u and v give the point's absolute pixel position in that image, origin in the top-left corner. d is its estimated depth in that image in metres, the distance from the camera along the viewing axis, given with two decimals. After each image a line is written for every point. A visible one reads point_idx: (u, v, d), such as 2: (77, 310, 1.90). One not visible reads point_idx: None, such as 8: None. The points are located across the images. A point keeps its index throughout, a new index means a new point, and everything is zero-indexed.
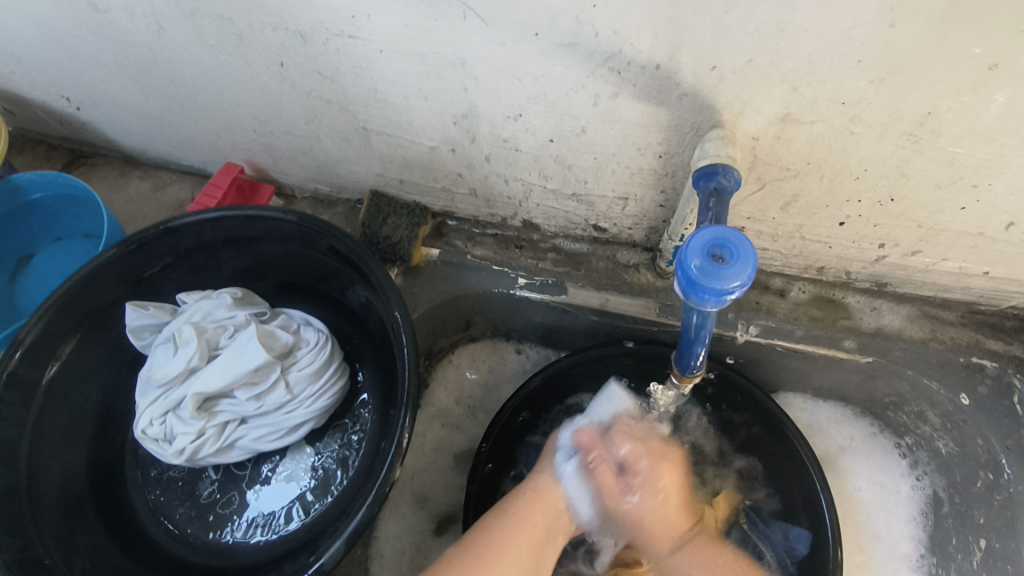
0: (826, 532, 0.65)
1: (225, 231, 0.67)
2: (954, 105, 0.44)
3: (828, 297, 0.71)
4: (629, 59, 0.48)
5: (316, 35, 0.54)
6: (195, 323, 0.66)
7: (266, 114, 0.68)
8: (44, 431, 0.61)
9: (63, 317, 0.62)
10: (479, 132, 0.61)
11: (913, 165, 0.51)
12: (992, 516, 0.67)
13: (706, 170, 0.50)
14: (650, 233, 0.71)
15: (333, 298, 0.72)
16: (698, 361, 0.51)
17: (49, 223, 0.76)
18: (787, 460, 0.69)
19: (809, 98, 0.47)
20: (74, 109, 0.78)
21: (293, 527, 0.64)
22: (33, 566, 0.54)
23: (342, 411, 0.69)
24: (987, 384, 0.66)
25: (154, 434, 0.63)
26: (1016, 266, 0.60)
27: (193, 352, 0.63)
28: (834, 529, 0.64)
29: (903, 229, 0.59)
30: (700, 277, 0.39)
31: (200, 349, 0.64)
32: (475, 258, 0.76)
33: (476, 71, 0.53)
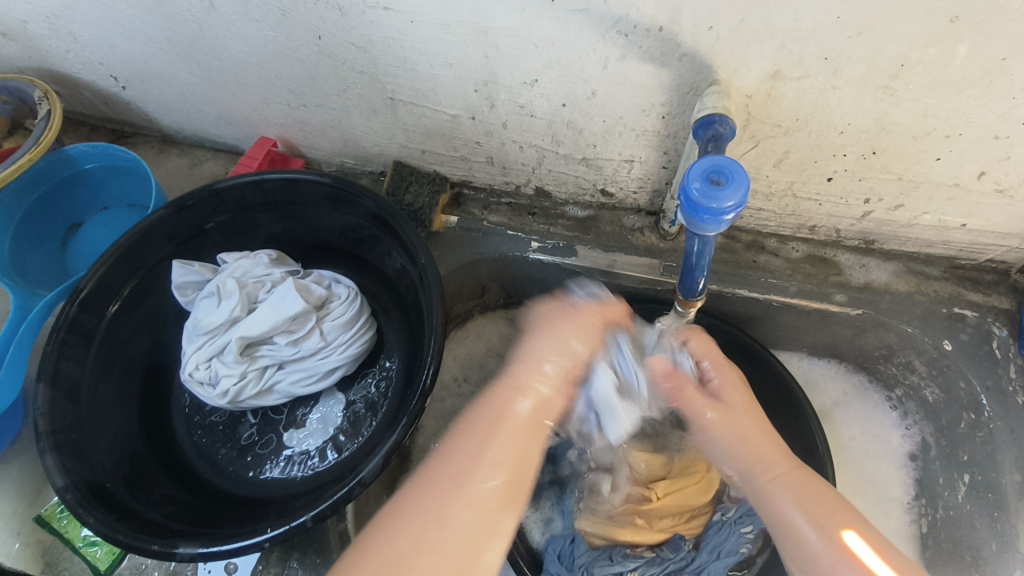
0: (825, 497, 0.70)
1: (263, 195, 0.72)
2: (923, 56, 0.50)
3: (820, 256, 0.76)
4: (636, 23, 0.54)
5: (354, 7, 0.60)
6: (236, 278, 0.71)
7: (301, 87, 0.74)
8: (100, 370, 0.67)
9: (116, 269, 0.68)
10: (498, 98, 0.67)
11: (890, 117, 0.57)
12: (975, 452, 0.71)
13: (705, 120, 0.56)
14: (654, 197, 0.77)
15: (364, 260, 0.78)
16: (702, 276, 0.56)
17: (98, 193, 0.82)
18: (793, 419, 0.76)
19: (796, 55, 0.53)
20: (120, 89, 0.84)
21: (327, 464, 0.70)
22: (97, 486, 0.60)
23: (370, 361, 0.75)
24: (968, 332, 0.72)
25: (202, 379, 0.69)
26: (990, 217, 0.66)
27: (228, 305, 0.69)
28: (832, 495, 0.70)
29: (886, 183, 0.65)
30: (701, 200, 0.44)
31: (230, 304, 0.69)
32: (490, 224, 0.83)
33: (497, 38, 0.59)
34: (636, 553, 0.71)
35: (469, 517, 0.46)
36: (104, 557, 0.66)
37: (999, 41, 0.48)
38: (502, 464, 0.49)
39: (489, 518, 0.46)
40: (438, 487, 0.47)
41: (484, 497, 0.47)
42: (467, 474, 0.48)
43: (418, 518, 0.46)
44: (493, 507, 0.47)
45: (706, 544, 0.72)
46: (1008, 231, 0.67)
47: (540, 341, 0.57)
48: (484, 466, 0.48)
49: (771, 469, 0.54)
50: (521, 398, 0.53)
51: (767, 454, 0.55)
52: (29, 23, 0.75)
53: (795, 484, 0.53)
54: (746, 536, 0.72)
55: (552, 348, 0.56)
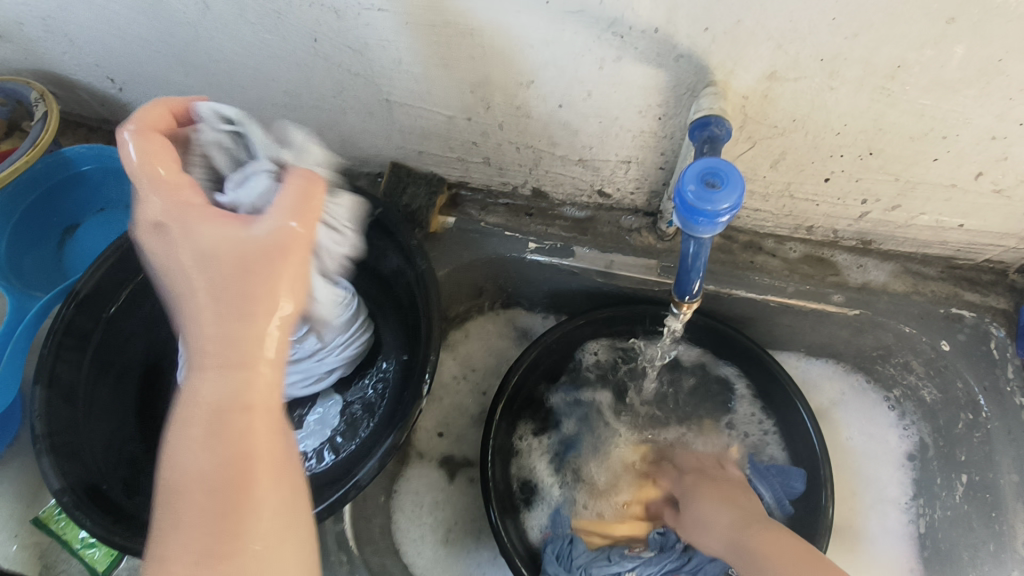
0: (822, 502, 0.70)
1: None
2: (920, 57, 0.50)
3: (818, 256, 0.76)
4: (631, 24, 0.54)
5: (349, 9, 0.60)
6: None
7: (298, 89, 0.74)
8: (97, 372, 0.67)
9: (114, 271, 0.68)
10: (494, 100, 0.67)
11: (887, 118, 0.57)
12: (972, 452, 0.71)
13: (701, 122, 0.55)
14: (652, 198, 0.77)
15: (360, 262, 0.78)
16: (698, 277, 0.56)
17: (95, 195, 0.83)
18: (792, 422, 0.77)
19: (792, 56, 0.53)
20: (117, 90, 0.84)
21: (324, 466, 0.70)
22: (94, 489, 0.60)
23: (367, 362, 0.75)
24: (966, 332, 0.72)
25: None
26: (988, 217, 0.66)
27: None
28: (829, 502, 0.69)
29: (883, 183, 0.65)
30: (696, 202, 0.44)
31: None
32: (488, 225, 0.82)
33: (493, 39, 0.59)
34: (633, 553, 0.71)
35: (257, 523, 0.38)
36: (102, 559, 0.67)
37: (996, 41, 0.47)
38: (202, 449, 0.39)
39: (216, 516, 0.37)
40: (205, 478, 0.38)
41: (215, 493, 0.38)
42: (222, 462, 0.38)
43: (225, 506, 0.38)
44: (251, 505, 0.38)
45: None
46: (1006, 231, 0.67)
47: (224, 286, 0.42)
48: (192, 462, 0.39)
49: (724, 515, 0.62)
50: (263, 365, 0.41)
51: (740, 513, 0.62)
52: (25, 25, 0.75)
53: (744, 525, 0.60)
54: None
55: (218, 300, 0.42)
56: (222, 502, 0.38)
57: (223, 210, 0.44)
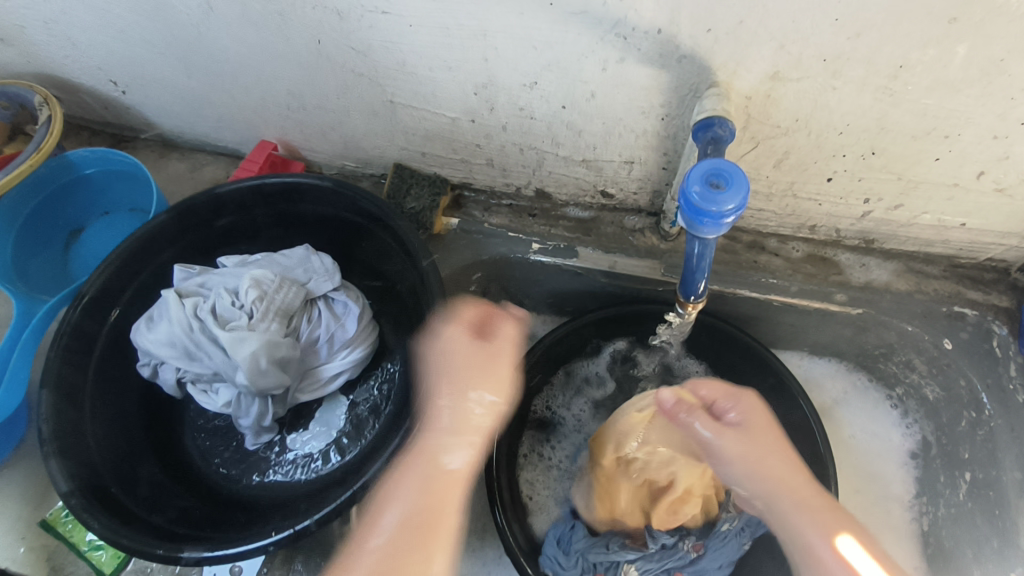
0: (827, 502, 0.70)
1: (264, 198, 0.73)
2: (922, 57, 0.50)
3: (821, 255, 0.77)
4: (635, 25, 0.54)
5: (354, 11, 0.60)
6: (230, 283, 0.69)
7: (302, 91, 0.74)
8: (103, 375, 0.67)
9: (119, 274, 0.68)
10: (498, 101, 0.68)
11: (890, 118, 0.57)
12: (976, 450, 0.71)
13: (705, 123, 0.56)
14: (654, 198, 0.77)
15: (363, 263, 0.78)
16: (702, 279, 0.56)
17: (99, 198, 0.83)
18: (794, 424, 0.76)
19: (794, 56, 0.53)
20: (120, 93, 0.84)
21: (330, 467, 0.70)
22: (101, 490, 0.60)
23: (373, 364, 0.75)
24: (969, 330, 0.72)
25: (203, 385, 0.68)
26: (990, 216, 0.66)
27: (245, 362, 0.63)
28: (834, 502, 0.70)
29: (886, 183, 0.65)
30: (701, 203, 0.44)
31: (249, 360, 0.63)
32: (491, 226, 0.83)
33: (496, 41, 0.59)
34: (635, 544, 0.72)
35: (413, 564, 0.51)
36: (110, 561, 0.67)
37: (998, 41, 0.48)
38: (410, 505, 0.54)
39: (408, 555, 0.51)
40: (410, 522, 0.53)
41: (414, 538, 0.52)
42: (420, 515, 0.53)
43: (415, 540, 0.52)
44: (408, 552, 0.51)
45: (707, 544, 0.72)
46: (1008, 230, 0.68)
47: (443, 434, 0.56)
48: (393, 508, 0.54)
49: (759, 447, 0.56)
50: (452, 482, 0.55)
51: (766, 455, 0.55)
52: (28, 29, 0.75)
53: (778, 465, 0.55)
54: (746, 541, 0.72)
55: (453, 404, 0.58)
56: (400, 554, 0.51)
57: (471, 324, 0.62)
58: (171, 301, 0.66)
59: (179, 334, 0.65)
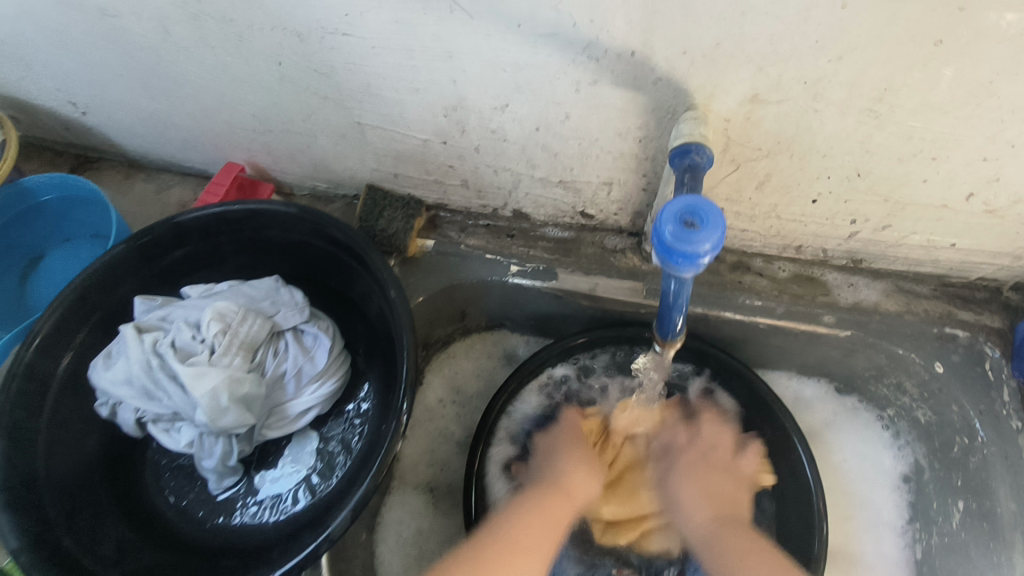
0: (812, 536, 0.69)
1: (229, 226, 0.70)
2: (908, 80, 0.48)
3: (807, 275, 0.74)
4: (606, 47, 0.51)
5: (313, 33, 0.57)
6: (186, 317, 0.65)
7: (266, 114, 0.71)
8: (58, 416, 0.64)
9: (75, 309, 0.65)
10: (469, 123, 0.65)
11: (875, 139, 0.54)
12: (969, 477, 0.69)
13: (681, 149, 0.53)
14: (635, 219, 0.75)
15: (333, 290, 0.75)
16: (679, 319, 0.54)
17: (58, 225, 0.79)
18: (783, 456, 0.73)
19: (774, 78, 0.50)
20: (81, 114, 0.81)
21: (300, 508, 0.67)
22: (51, 546, 0.57)
23: (345, 397, 0.72)
24: (960, 352, 0.70)
25: (165, 424, 0.64)
26: (980, 237, 0.64)
27: (205, 400, 0.60)
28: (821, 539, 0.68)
29: (872, 205, 0.63)
30: (674, 243, 0.42)
31: (209, 398, 0.60)
32: (469, 247, 0.80)
33: (464, 63, 0.57)
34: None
35: None
36: None
37: (986, 64, 0.45)
38: (499, 545, 0.60)
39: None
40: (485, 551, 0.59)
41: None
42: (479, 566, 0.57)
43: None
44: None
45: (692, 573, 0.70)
46: (999, 251, 0.65)
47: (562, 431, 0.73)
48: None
49: (717, 519, 0.64)
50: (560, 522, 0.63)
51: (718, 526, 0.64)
52: None
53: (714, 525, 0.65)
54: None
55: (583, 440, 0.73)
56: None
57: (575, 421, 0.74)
58: (129, 337, 0.63)
59: (136, 373, 0.62)
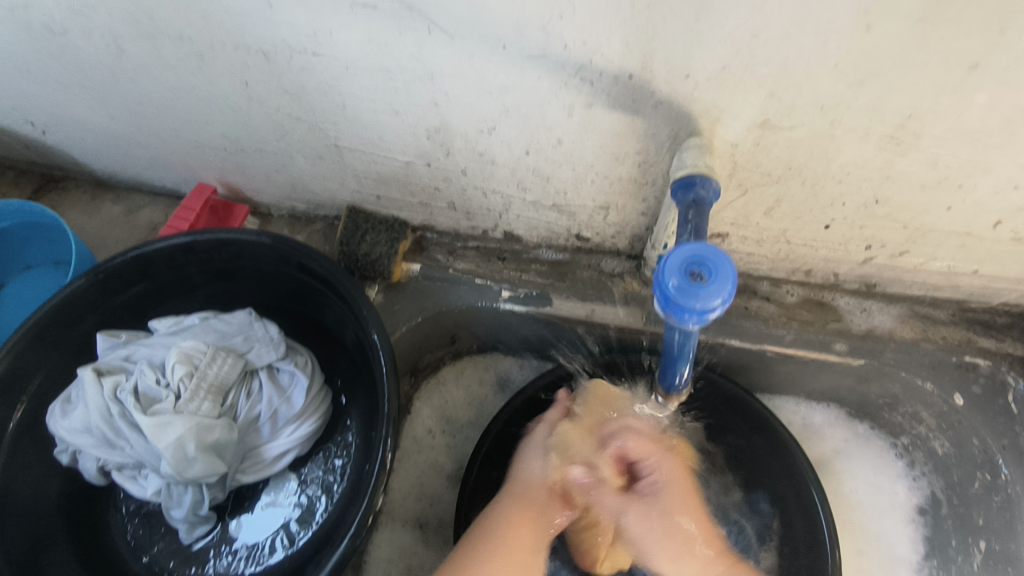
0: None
1: (197, 256, 0.65)
2: (936, 106, 0.43)
3: (817, 300, 0.70)
4: (601, 69, 0.46)
5: (279, 52, 0.52)
6: (151, 358, 0.61)
7: (236, 134, 0.66)
8: (14, 466, 0.59)
9: (31, 350, 0.60)
10: (454, 146, 0.60)
11: (896, 166, 0.50)
12: (992, 518, 0.66)
13: (685, 181, 0.48)
14: (634, 242, 0.70)
15: (313, 321, 0.70)
16: (683, 371, 0.49)
17: (19, 253, 0.75)
18: (795, 495, 0.68)
19: (787, 103, 0.45)
20: (40, 133, 0.76)
21: (277, 558, 0.63)
22: None
23: (326, 436, 0.67)
24: (981, 383, 0.66)
25: (131, 472, 0.60)
26: (1006, 264, 0.59)
27: (169, 452, 0.55)
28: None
29: (890, 231, 0.58)
30: (678, 297, 0.37)
31: (174, 449, 0.55)
32: (457, 271, 0.75)
33: (445, 85, 0.52)
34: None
35: None
36: None
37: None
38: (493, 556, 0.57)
39: None
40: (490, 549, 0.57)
41: None
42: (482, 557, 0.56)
43: None
44: None
45: None
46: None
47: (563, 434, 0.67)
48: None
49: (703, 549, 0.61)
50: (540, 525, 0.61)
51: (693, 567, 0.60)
52: None
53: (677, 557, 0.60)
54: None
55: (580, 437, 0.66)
56: None
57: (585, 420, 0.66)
58: (88, 381, 0.58)
59: (95, 423, 0.57)
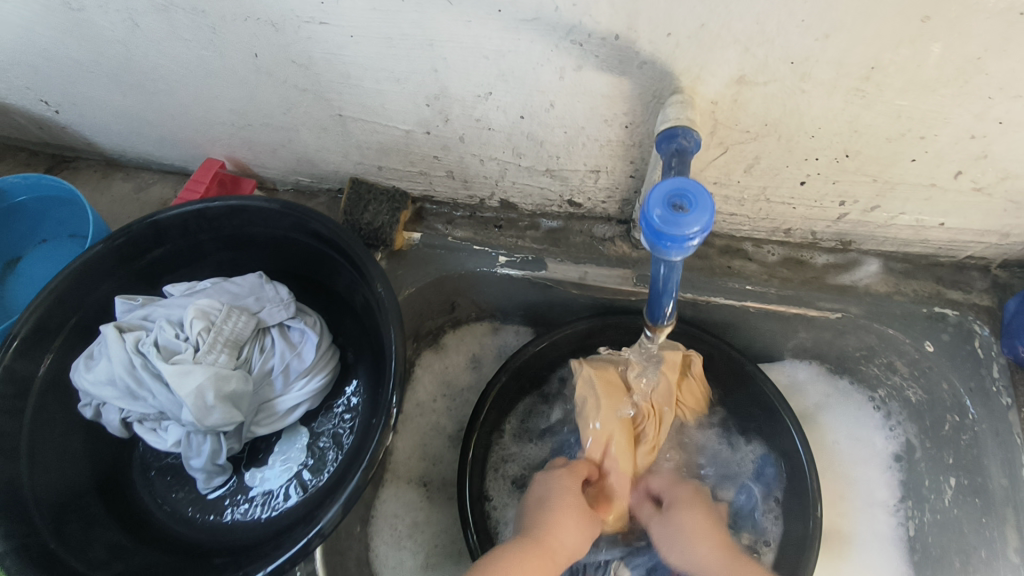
0: (812, 509, 0.68)
1: (210, 223, 0.68)
2: (895, 58, 0.47)
3: (797, 258, 0.74)
4: (590, 31, 0.50)
5: (288, 23, 0.56)
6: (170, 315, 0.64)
7: (244, 108, 0.70)
8: (41, 420, 0.63)
9: (54, 311, 0.63)
10: (452, 112, 0.64)
11: (863, 120, 0.54)
12: (960, 454, 0.69)
13: (668, 133, 0.52)
14: (624, 206, 0.74)
15: (321, 286, 0.74)
16: (669, 307, 0.54)
17: (35, 227, 0.78)
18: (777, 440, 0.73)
19: (760, 59, 0.50)
20: (53, 113, 0.79)
21: (291, 503, 0.66)
22: (38, 550, 0.56)
23: (335, 394, 0.71)
24: (950, 331, 0.70)
25: (151, 424, 0.64)
26: (969, 216, 0.64)
27: (190, 399, 0.59)
28: (818, 511, 0.67)
29: (861, 185, 0.62)
30: (663, 227, 0.41)
31: (195, 397, 0.59)
32: (456, 239, 0.79)
33: (444, 51, 0.55)
34: (625, 543, 0.72)
35: None
36: None
37: (975, 39, 0.45)
38: None
39: None
40: None
41: None
42: None
43: None
44: None
45: None
46: (987, 228, 0.65)
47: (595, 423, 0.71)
48: None
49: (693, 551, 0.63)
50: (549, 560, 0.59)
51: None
52: None
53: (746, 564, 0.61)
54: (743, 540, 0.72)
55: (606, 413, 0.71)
56: None
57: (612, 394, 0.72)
58: (110, 337, 0.61)
59: (117, 376, 0.61)
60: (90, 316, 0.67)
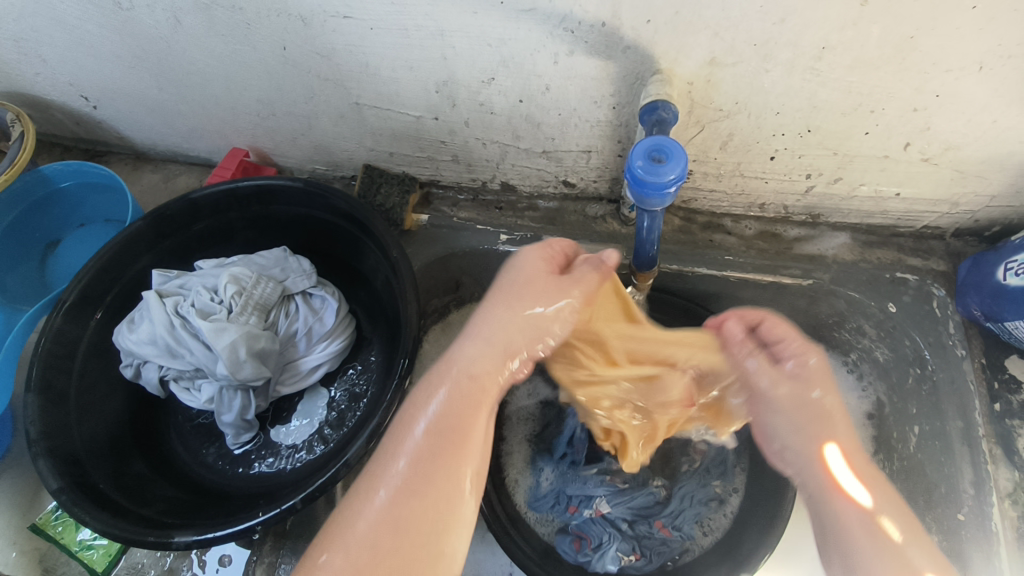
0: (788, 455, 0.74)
1: (238, 201, 0.75)
2: (842, 38, 0.55)
3: (772, 232, 0.81)
4: (580, 19, 0.58)
5: (316, 17, 0.63)
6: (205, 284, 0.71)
7: (270, 98, 0.77)
8: (87, 378, 0.69)
9: (99, 280, 0.70)
10: (459, 97, 0.71)
11: (819, 97, 0.62)
12: (922, 403, 0.76)
13: (650, 106, 0.60)
14: (613, 185, 0.81)
15: (339, 260, 0.81)
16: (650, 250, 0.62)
17: (74, 211, 0.86)
18: None
19: (728, 42, 0.57)
20: (91, 108, 0.86)
21: (313, 456, 0.72)
22: (89, 488, 0.62)
23: (351, 359, 0.77)
24: (910, 294, 0.77)
25: (186, 383, 0.71)
26: (921, 185, 0.71)
27: (225, 352, 0.66)
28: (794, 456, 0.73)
29: (824, 158, 0.70)
30: (645, 176, 0.48)
31: (229, 351, 0.66)
32: (460, 220, 0.87)
33: (453, 40, 0.63)
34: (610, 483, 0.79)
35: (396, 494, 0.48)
36: (101, 559, 0.70)
37: (907, 20, 0.52)
38: (432, 448, 0.50)
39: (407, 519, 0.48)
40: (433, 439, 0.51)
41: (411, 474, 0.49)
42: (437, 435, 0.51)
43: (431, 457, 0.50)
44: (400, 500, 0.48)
45: (678, 491, 0.79)
46: (938, 198, 0.73)
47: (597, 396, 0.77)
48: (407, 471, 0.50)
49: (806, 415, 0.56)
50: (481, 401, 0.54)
51: (835, 421, 0.55)
52: None
53: (818, 417, 0.55)
54: (715, 488, 0.79)
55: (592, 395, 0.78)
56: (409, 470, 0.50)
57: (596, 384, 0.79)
58: (152, 301, 0.68)
59: (158, 336, 0.68)
60: (129, 287, 0.74)
